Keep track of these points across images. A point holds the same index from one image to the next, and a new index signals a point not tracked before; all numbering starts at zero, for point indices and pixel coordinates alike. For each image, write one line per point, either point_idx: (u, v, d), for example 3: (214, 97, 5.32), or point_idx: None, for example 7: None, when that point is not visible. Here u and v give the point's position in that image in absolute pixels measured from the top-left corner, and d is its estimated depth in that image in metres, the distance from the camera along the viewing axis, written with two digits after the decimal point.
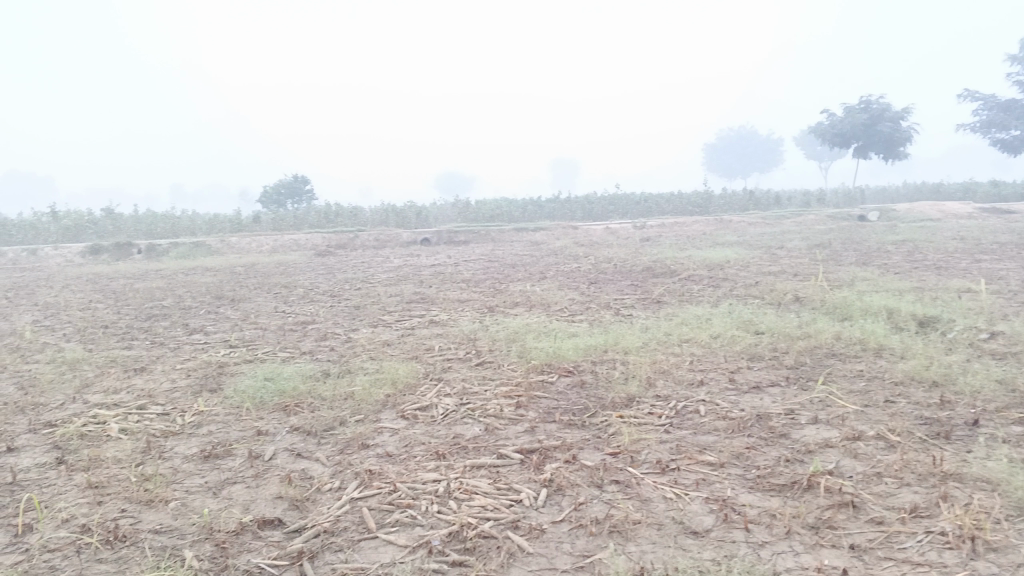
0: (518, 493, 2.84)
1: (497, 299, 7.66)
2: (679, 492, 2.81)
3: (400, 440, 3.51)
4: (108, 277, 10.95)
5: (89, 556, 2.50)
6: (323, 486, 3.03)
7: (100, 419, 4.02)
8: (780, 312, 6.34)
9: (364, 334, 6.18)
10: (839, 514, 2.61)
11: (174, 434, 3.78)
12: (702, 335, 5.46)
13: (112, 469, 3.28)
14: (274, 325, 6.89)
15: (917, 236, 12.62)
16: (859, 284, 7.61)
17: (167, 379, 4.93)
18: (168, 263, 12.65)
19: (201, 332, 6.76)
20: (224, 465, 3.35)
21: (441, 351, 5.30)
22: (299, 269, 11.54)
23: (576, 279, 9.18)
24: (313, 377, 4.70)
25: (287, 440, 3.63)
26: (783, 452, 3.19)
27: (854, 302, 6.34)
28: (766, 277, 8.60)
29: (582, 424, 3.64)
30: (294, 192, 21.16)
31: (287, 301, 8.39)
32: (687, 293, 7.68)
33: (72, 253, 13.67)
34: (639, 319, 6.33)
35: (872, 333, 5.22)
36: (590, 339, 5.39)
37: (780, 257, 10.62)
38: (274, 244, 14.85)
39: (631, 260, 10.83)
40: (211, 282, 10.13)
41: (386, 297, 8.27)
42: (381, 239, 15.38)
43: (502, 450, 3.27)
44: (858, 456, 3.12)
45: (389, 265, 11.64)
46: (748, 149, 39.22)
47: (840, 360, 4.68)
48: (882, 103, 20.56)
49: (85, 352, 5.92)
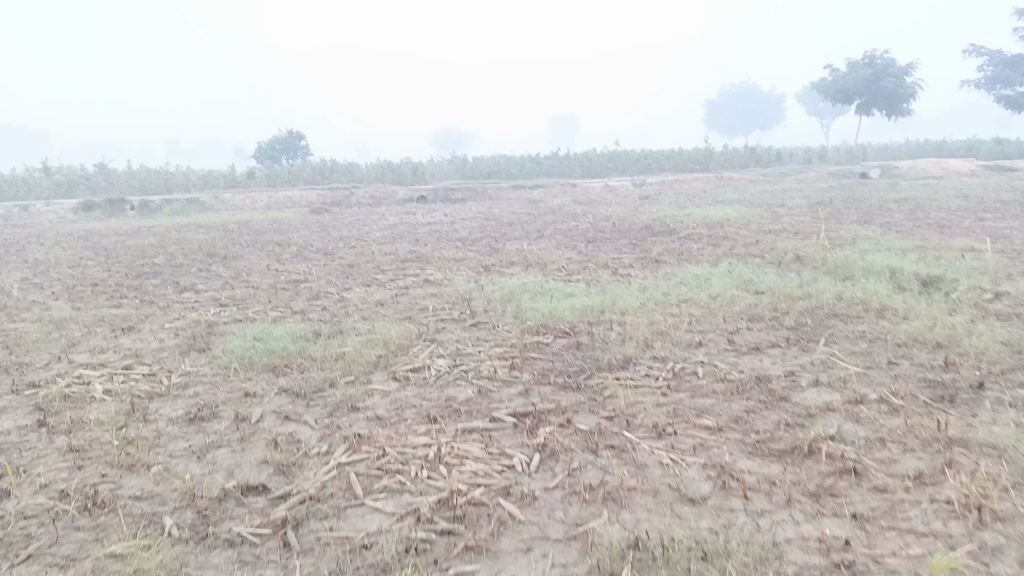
0: (510, 458, 2.76)
1: (493, 258, 7.53)
2: (677, 458, 2.72)
3: (391, 403, 3.42)
4: (99, 234, 10.79)
5: (66, 524, 2.42)
6: (310, 450, 2.95)
7: (85, 380, 3.92)
8: (780, 271, 6.23)
9: (357, 293, 6.07)
10: (841, 481, 2.53)
11: (160, 396, 3.69)
12: (701, 295, 5.35)
13: (94, 432, 3.19)
14: (267, 284, 6.77)
15: (919, 194, 12.47)
16: (861, 243, 7.48)
17: (155, 339, 4.83)
18: (162, 220, 12.49)
19: (191, 290, 6.64)
20: (209, 428, 3.26)
21: (435, 311, 5.19)
22: (293, 226, 11.40)
23: (574, 238, 9.04)
24: (304, 338, 4.59)
25: (276, 402, 3.54)
26: (783, 417, 3.11)
27: (856, 262, 6.22)
28: (766, 235, 8.47)
29: (577, 387, 3.55)
30: (289, 148, 20.88)
31: (280, 259, 8.26)
32: (686, 253, 7.56)
33: (64, 210, 13.48)
34: (637, 279, 6.22)
35: (875, 293, 5.11)
36: (587, 299, 5.29)
37: (781, 216, 10.47)
38: (269, 200, 14.66)
39: (630, 218, 10.69)
40: (204, 239, 9.99)
41: (381, 256, 8.13)
42: (377, 196, 15.20)
43: (495, 414, 3.18)
44: (860, 420, 3.03)
45: (385, 223, 11.49)
46: (749, 106, 38.74)
47: (842, 321, 4.58)
48: (886, 58, 20.19)
49: (73, 310, 5.82)
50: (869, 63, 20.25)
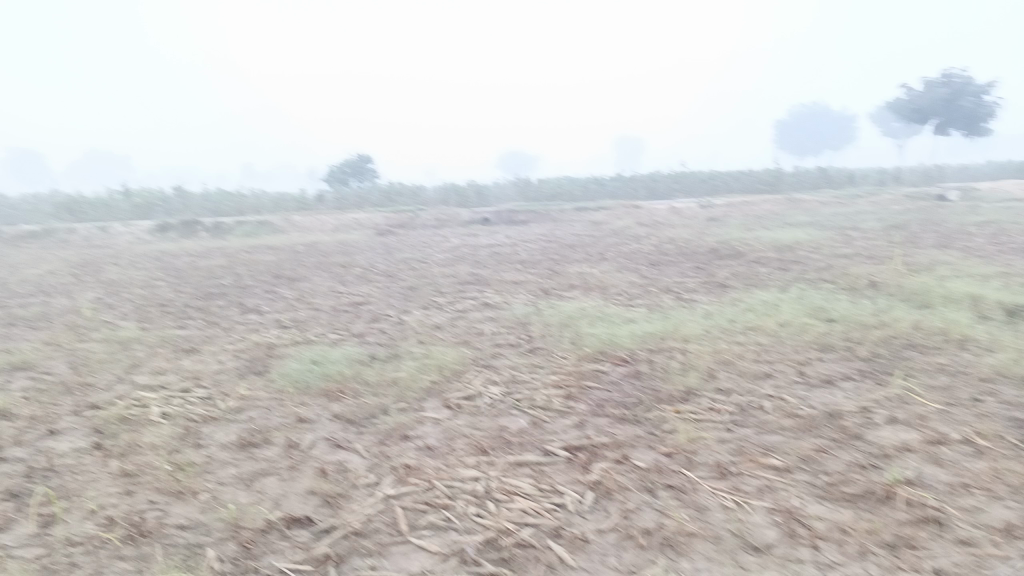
0: (562, 496, 2.64)
1: (554, 281, 7.43)
2: (740, 501, 2.56)
3: (442, 432, 3.33)
4: (172, 255, 11.08)
5: (110, 553, 2.40)
6: (358, 481, 2.88)
7: (143, 402, 3.95)
8: (853, 298, 5.96)
9: (416, 317, 6.05)
10: (921, 531, 2.33)
11: (214, 420, 3.68)
12: (769, 322, 5.15)
13: (147, 457, 3.19)
14: (328, 306, 6.81)
15: (1001, 216, 11.93)
16: (941, 268, 7.14)
17: (215, 361, 4.86)
18: (233, 241, 12.78)
19: (255, 312, 6.71)
20: (260, 454, 3.23)
21: (492, 335, 5.11)
22: (358, 248, 11.53)
23: (637, 261, 8.87)
24: (359, 362, 4.56)
25: (327, 428, 3.49)
26: (856, 457, 2.91)
27: (934, 289, 5.92)
28: (838, 260, 8.17)
29: (635, 420, 3.41)
30: (357, 171, 21.20)
31: (343, 281, 8.31)
32: (754, 277, 7.34)
33: (141, 231, 13.90)
34: (701, 305, 6.03)
35: (955, 323, 4.83)
36: (649, 325, 5.14)
37: (854, 238, 10.13)
38: (336, 222, 14.88)
39: (696, 241, 10.48)
40: (272, 261, 10.16)
41: (441, 278, 8.11)
42: (441, 218, 15.29)
43: (548, 447, 3.06)
44: (941, 463, 2.82)
45: (447, 245, 11.52)
46: (820, 126, 37.91)
47: (920, 353, 4.33)
48: (964, 76, 19.44)
49: (139, 330, 5.93)
50: (946, 82, 19.50)
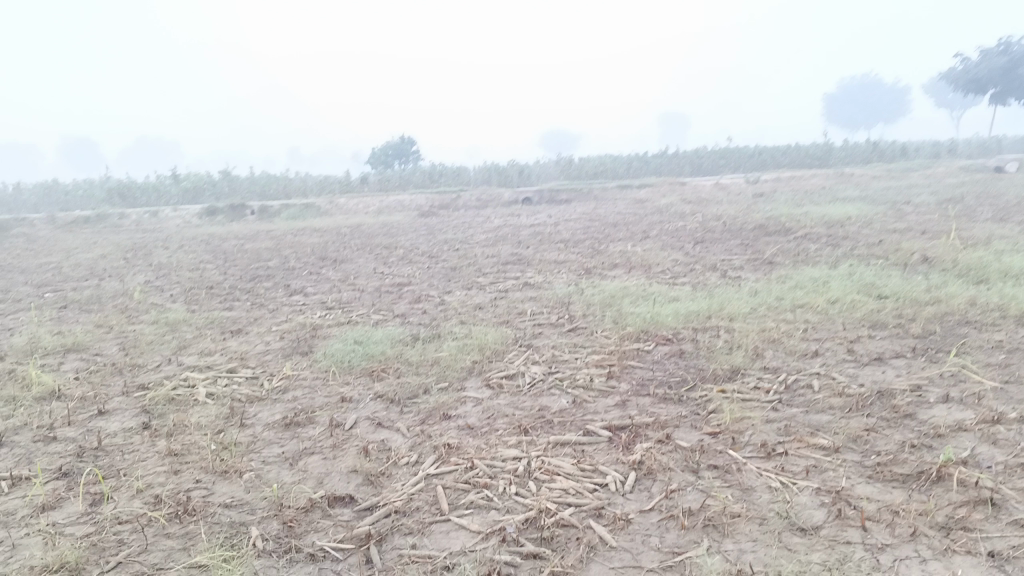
0: (604, 476, 2.61)
1: (596, 260, 7.36)
2: (786, 481, 2.51)
3: (483, 412, 3.32)
4: (220, 238, 11.25)
5: (157, 531, 2.44)
6: (399, 460, 2.88)
7: (190, 382, 4.01)
8: (906, 274, 5.79)
9: (458, 297, 6.04)
10: (976, 513, 2.24)
11: (259, 399, 3.72)
12: (817, 299, 5.03)
13: (194, 436, 3.23)
14: (371, 287, 6.84)
15: None
16: (998, 242, 6.90)
17: (261, 342, 4.92)
18: (279, 224, 12.93)
19: (300, 293, 6.78)
20: (303, 433, 3.25)
21: (534, 315, 5.08)
22: (401, 229, 11.57)
23: (681, 238, 8.75)
24: (402, 342, 4.57)
25: (369, 408, 3.50)
26: (908, 437, 2.82)
27: (991, 264, 5.71)
28: (891, 235, 7.95)
29: (678, 399, 3.35)
30: (400, 153, 21.25)
31: (386, 263, 8.35)
32: (802, 254, 7.18)
33: (190, 215, 14.14)
34: (747, 282, 5.92)
35: (1014, 299, 4.65)
36: (693, 304, 5.06)
37: (906, 213, 9.85)
38: (380, 204, 14.96)
39: (742, 217, 10.29)
40: (317, 243, 10.26)
41: (483, 259, 8.09)
42: (483, 198, 15.27)
43: (589, 427, 3.03)
44: (997, 443, 2.72)
45: (490, 225, 11.50)
46: (871, 99, 36.93)
47: (976, 330, 4.18)
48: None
49: (187, 312, 6.03)
50: (1005, 50, 18.77)
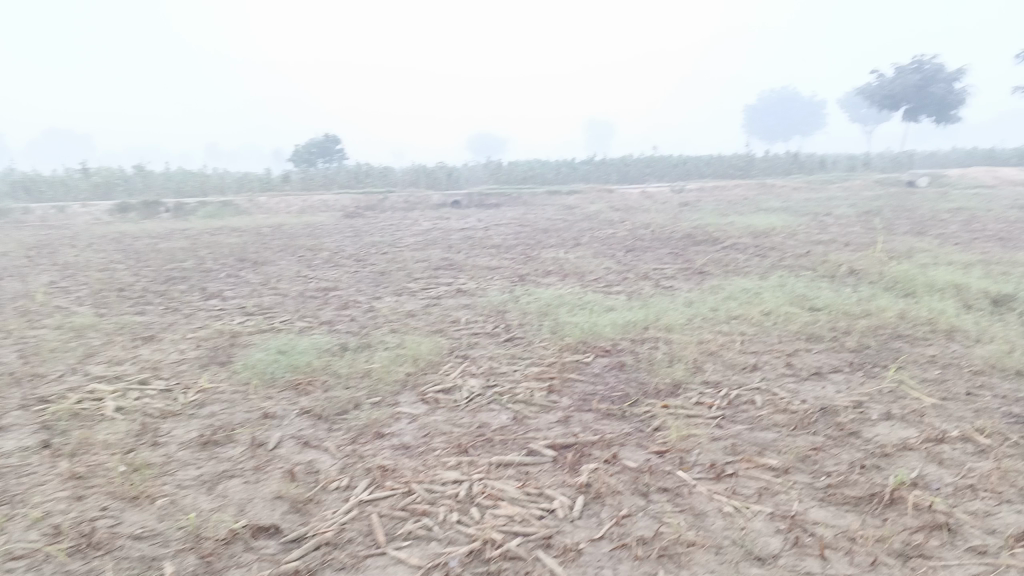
0: (550, 501, 2.47)
1: (529, 267, 7.24)
2: (739, 505, 2.41)
3: (419, 429, 3.14)
4: (132, 237, 10.71)
5: (56, 568, 2.18)
6: (330, 484, 2.68)
7: (97, 395, 3.70)
8: (835, 286, 5.86)
9: (388, 303, 5.83)
10: (933, 539, 2.19)
11: (173, 415, 3.45)
12: (752, 311, 5.02)
13: (100, 457, 2.96)
14: (295, 291, 6.56)
15: (972, 203, 11.97)
16: (919, 256, 7.09)
17: (176, 350, 4.60)
18: (196, 223, 12.42)
19: (218, 297, 6.44)
20: (222, 453, 3.01)
21: (468, 324, 4.91)
22: (325, 231, 11.25)
23: (612, 246, 8.73)
24: (329, 352, 4.33)
25: (296, 425, 3.27)
26: (856, 456, 2.77)
27: (917, 277, 5.82)
28: (816, 246, 8.09)
29: (621, 415, 3.25)
30: (325, 151, 20.73)
31: (310, 265, 8.05)
32: (732, 264, 7.22)
33: (100, 212, 13.44)
34: (681, 292, 5.90)
35: (942, 312, 4.73)
36: (630, 314, 4.97)
37: (829, 225, 10.08)
38: (303, 204, 14.54)
39: (670, 226, 10.37)
40: (236, 244, 9.85)
41: (412, 263, 7.88)
42: (411, 200, 14.99)
43: (533, 446, 2.89)
44: (943, 463, 2.69)
45: (417, 228, 11.28)
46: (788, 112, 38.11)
47: (908, 344, 4.22)
48: (934, 63, 19.50)
49: (95, 316, 5.63)
50: (917, 68, 19.62)
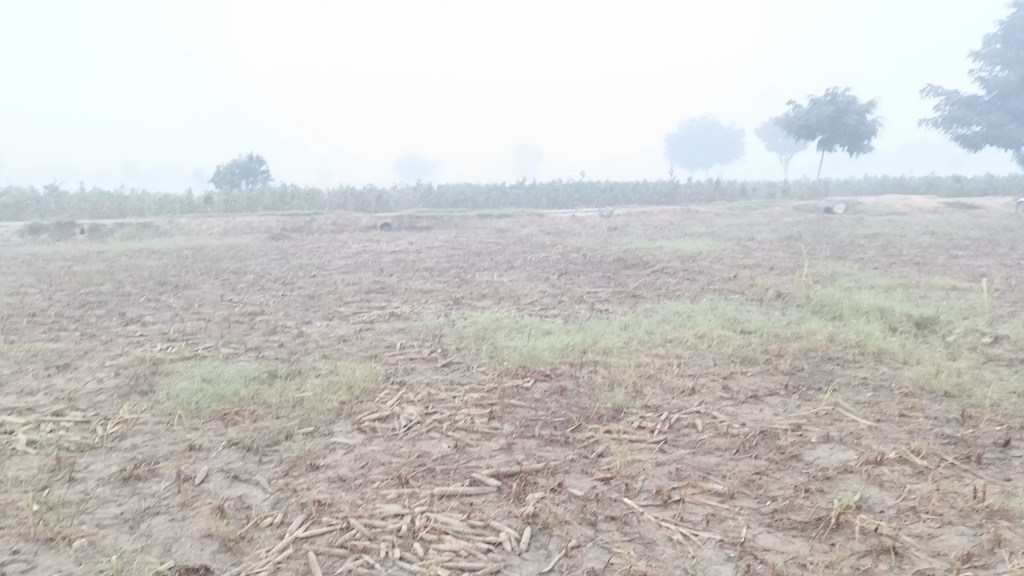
0: (496, 534, 2.39)
1: (463, 290, 7.17)
2: (688, 533, 2.38)
3: (355, 461, 3.01)
4: (45, 259, 10.23)
5: None
6: (263, 520, 2.53)
7: (6, 429, 3.45)
8: (765, 310, 5.97)
9: (319, 328, 5.67)
10: (881, 563, 2.20)
11: (91, 449, 3.24)
12: (687, 334, 5.05)
13: (9, 496, 2.74)
14: (219, 316, 6.32)
15: (885, 230, 12.45)
16: (842, 279, 7.31)
17: (93, 380, 4.35)
18: (113, 245, 11.95)
19: (138, 322, 6.16)
20: (145, 489, 2.83)
21: (404, 349, 4.80)
22: (250, 253, 10.97)
23: (545, 269, 8.74)
24: (258, 380, 4.16)
25: (224, 457, 3.11)
26: (799, 480, 2.77)
27: (842, 300, 5.97)
28: (743, 270, 8.26)
29: (564, 441, 3.19)
30: (249, 173, 20.25)
31: (235, 289, 7.80)
32: (664, 287, 7.30)
33: (9, 233, 12.81)
34: (616, 315, 5.91)
35: (869, 335, 4.85)
36: (567, 337, 4.94)
37: (754, 250, 10.31)
38: (226, 226, 14.14)
39: (600, 250, 10.48)
40: (157, 266, 9.50)
41: (343, 286, 7.73)
42: (340, 223, 14.77)
43: (476, 475, 2.81)
44: (884, 485, 2.72)
45: (346, 251, 11.10)
46: (709, 141, 39.19)
47: (840, 366, 4.30)
48: (847, 95, 20.36)
49: (4, 343, 5.31)
50: (831, 100, 20.44)
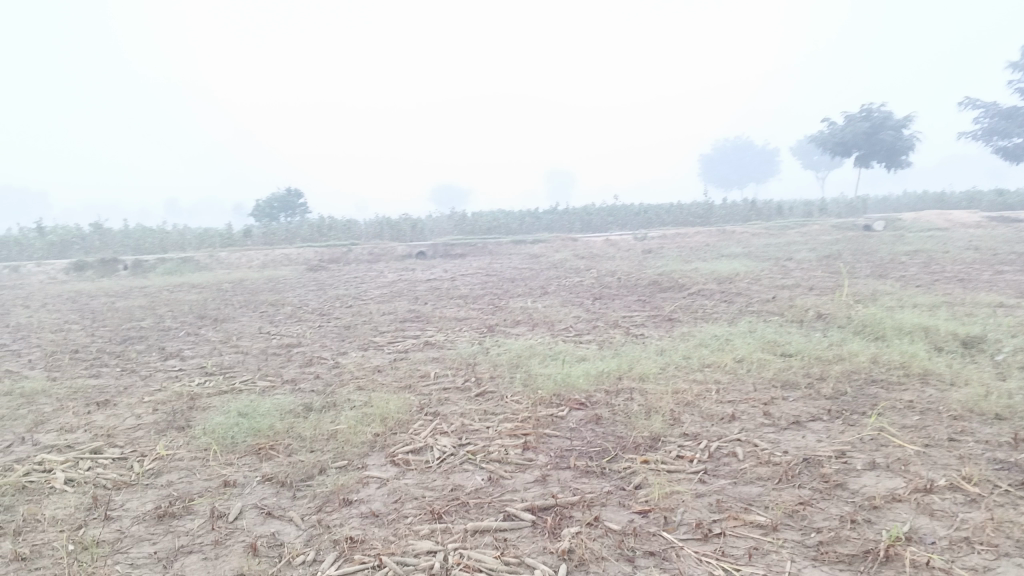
0: (532, 572, 2.33)
1: (497, 318, 7.15)
2: (729, 568, 2.31)
3: (389, 496, 2.98)
4: (89, 296, 10.43)
5: None
6: (295, 558, 2.51)
7: (46, 467, 3.48)
8: (805, 331, 5.85)
9: (354, 359, 5.68)
10: None
11: (127, 486, 3.25)
12: (725, 358, 4.96)
13: (46, 535, 2.76)
14: (256, 349, 6.36)
15: (927, 245, 12.20)
16: (884, 298, 7.15)
17: (131, 416, 4.38)
18: (155, 280, 12.16)
19: (177, 357, 6.22)
20: (179, 527, 2.82)
21: (438, 379, 4.78)
22: (288, 285, 11.07)
23: (580, 294, 8.69)
24: (293, 413, 4.15)
25: (258, 493, 3.10)
26: (845, 510, 2.68)
27: (884, 320, 5.82)
28: (781, 291, 8.11)
29: (601, 472, 3.13)
30: (287, 206, 20.54)
31: (272, 321, 7.86)
32: (700, 310, 7.21)
33: (55, 270, 13.10)
34: (652, 340, 5.84)
35: (914, 356, 4.71)
36: (602, 364, 4.87)
37: (792, 269, 10.17)
38: (265, 258, 14.33)
39: (635, 273, 10.40)
40: (197, 300, 9.63)
41: (379, 316, 7.76)
42: (375, 253, 14.87)
43: (510, 510, 2.75)
44: (934, 514, 2.61)
45: (382, 280, 11.16)
46: (744, 161, 38.90)
47: (885, 390, 4.17)
48: (882, 111, 20.08)
49: (47, 381, 5.38)
50: (867, 116, 20.15)
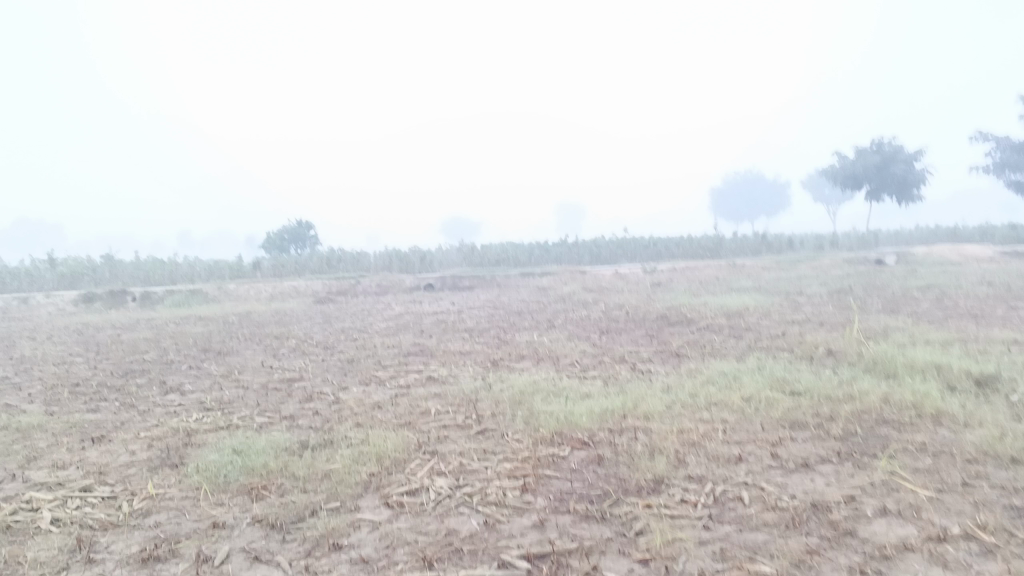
0: None
1: (502, 352, 7.05)
2: None
3: (381, 540, 2.88)
4: (96, 327, 10.40)
5: None
6: None
7: (34, 506, 3.41)
8: (815, 368, 5.73)
9: (354, 394, 5.59)
10: None
11: (114, 527, 3.16)
12: (733, 396, 4.84)
13: None
14: (257, 383, 6.29)
15: (939, 280, 12.08)
16: (896, 334, 7.02)
17: (125, 452, 4.30)
18: (162, 312, 12.15)
19: (177, 391, 6.15)
20: (163, 572, 2.73)
21: (438, 416, 4.68)
22: (295, 317, 11.04)
23: (587, 328, 8.60)
24: (288, 451, 4.07)
25: (246, 536, 3.01)
26: (854, 560, 2.56)
27: (896, 357, 5.70)
28: (791, 327, 7.99)
29: (601, 516, 3.02)
30: (297, 238, 20.59)
31: (276, 355, 7.79)
32: (709, 345, 7.09)
33: (64, 302, 13.12)
34: (658, 376, 5.73)
35: (927, 395, 4.58)
36: (607, 401, 4.76)
37: (803, 304, 10.06)
38: (273, 291, 14.32)
39: (644, 307, 10.30)
40: (203, 333, 9.59)
41: (383, 350, 7.68)
42: (383, 285, 14.83)
43: (505, 557, 2.65)
44: (949, 565, 2.49)
45: (389, 313, 11.10)
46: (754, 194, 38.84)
47: (896, 430, 4.04)
48: (893, 145, 20.01)
49: (44, 415, 5.32)
50: (878, 150, 20.09)
